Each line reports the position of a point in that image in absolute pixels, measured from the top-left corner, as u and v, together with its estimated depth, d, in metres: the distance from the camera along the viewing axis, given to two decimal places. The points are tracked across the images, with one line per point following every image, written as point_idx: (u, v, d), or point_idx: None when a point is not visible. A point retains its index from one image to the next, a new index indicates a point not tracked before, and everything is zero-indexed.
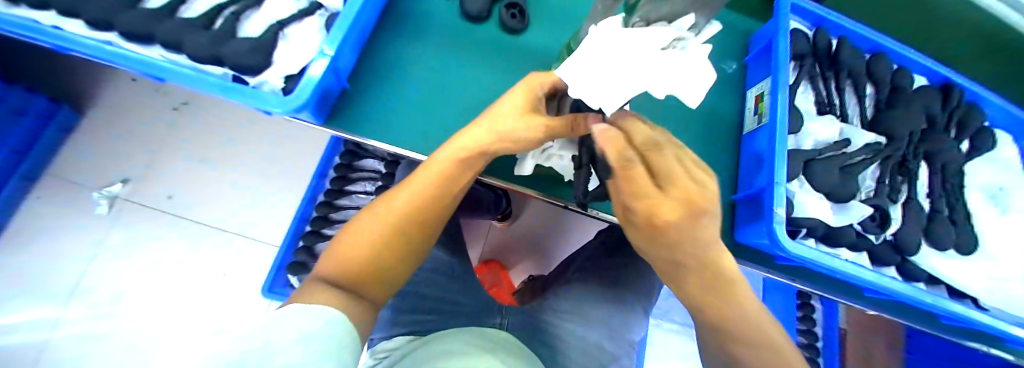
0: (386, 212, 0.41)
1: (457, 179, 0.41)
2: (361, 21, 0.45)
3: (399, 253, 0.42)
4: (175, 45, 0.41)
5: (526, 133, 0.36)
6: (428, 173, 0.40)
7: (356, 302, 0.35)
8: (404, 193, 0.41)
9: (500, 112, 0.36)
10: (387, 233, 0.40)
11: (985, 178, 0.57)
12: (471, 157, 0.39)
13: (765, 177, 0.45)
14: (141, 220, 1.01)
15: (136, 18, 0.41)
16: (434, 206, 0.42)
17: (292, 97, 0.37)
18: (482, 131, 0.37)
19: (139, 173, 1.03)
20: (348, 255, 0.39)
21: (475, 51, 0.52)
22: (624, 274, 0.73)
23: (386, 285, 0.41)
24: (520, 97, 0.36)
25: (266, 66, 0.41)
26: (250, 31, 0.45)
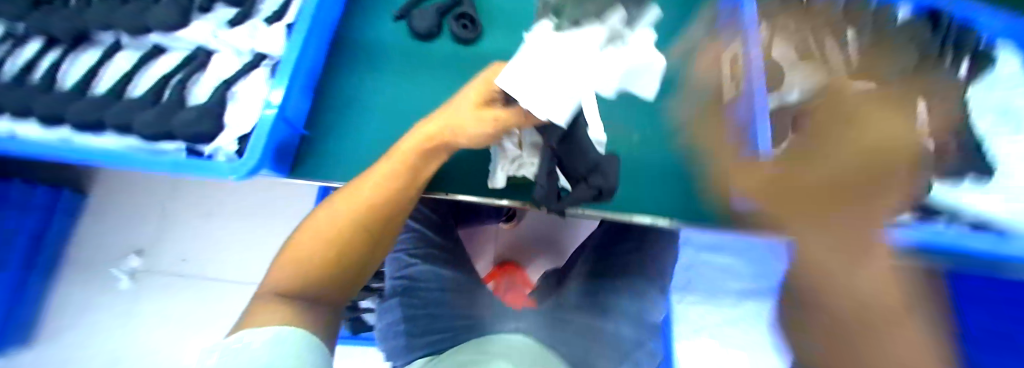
0: (344, 210, 0.38)
1: (421, 168, 0.39)
2: (304, 64, 0.43)
3: (362, 252, 0.39)
4: (125, 126, 0.41)
5: (475, 127, 0.33)
6: (390, 163, 0.38)
7: (309, 315, 0.35)
8: (366, 182, 0.38)
9: (457, 104, 0.35)
10: (349, 234, 0.37)
11: (993, 97, 0.52)
12: (431, 141, 0.37)
13: (751, 144, 0.42)
14: (165, 287, 1.02)
15: (88, 107, 0.42)
16: (400, 199, 0.39)
17: (245, 159, 0.37)
18: (438, 123, 0.36)
19: (149, 243, 1.04)
20: (301, 256, 0.37)
21: (431, 70, 0.50)
22: (629, 260, 0.69)
23: (337, 291, 0.38)
24: (475, 90, 0.34)
25: (218, 130, 0.41)
26: (198, 96, 0.44)
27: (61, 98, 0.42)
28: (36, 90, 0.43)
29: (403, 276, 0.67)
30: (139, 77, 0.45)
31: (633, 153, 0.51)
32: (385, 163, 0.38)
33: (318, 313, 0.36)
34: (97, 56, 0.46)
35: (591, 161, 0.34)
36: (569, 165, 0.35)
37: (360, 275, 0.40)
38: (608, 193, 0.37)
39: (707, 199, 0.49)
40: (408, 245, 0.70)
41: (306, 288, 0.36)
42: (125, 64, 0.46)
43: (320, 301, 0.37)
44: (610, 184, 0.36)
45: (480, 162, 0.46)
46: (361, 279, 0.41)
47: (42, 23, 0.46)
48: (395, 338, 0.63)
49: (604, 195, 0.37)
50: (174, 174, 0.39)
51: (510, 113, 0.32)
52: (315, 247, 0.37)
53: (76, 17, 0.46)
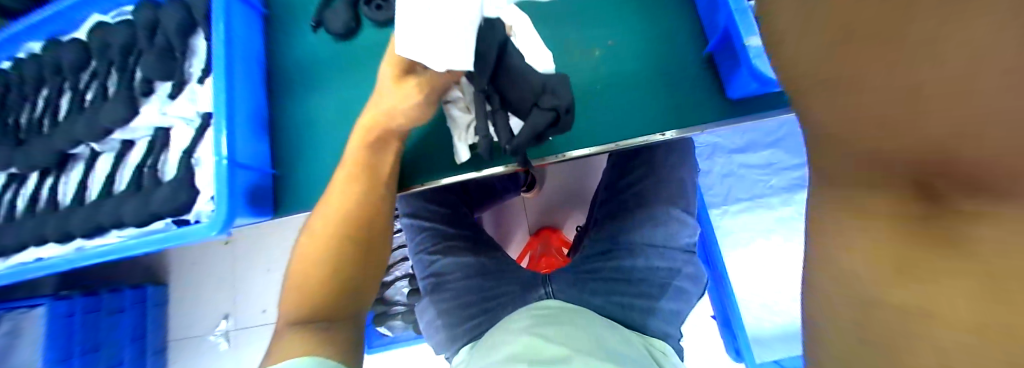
0: (320, 227, 0.37)
1: (376, 163, 0.37)
2: (240, 104, 0.44)
3: (354, 267, 0.37)
4: (119, 221, 0.43)
5: (402, 103, 0.33)
6: (344, 169, 0.37)
7: (321, 338, 0.34)
8: (329, 194, 0.37)
9: (379, 87, 0.34)
10: (330, 252, 0.36)
11: None
12: (372, 132, 0.36)
13: (723, 13, 0.36)
14: (255, 341, 1.02)
15: (86, 217, 0.44)
16: (369, 202, 0.37)
17: (215, 214, 0.39)
18: (370, 113, 0.35)
19: (232, 305, 1.04)
20: (297, 287, 0.36)
21: (367, 66, 0.48)
22: (644, 190, 0.64)
23: (346, 312, 0.37)
24: (387, 66, 0.33)
25: (194, 196, 0.42)
26: (169, 172, 0.45)
27: (65, 217, 0.46)
28: (45, 215, 0.47)
29: (431, 274, 0.68)
30: (119, 174, 0.47)
31: (603, 69, 0.45)
32: (340, 171, 0.37)
33: (333, 336, 0.34)
34: (81, 169, 0.49)
35: (532, 83, 0.29)
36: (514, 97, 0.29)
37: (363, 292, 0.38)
38: (567, 118, 0.29)
39: (700, 94, 0.43)
40: (426, 244, 0.70)
41: (313, 316, 0.35)
42: (104, 167, 0.48)
43: (333, 323, 0.35)
44: (565, 102, 0.29)
45: (443, 142, 0.44)
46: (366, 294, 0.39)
47: (27, 158, 0.49)
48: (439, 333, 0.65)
49: (566, 117, 0.29)
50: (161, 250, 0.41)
51: (426, 75, 0.32)
52: (307, 273, 0.36)
53: (49, 141, 0.49)
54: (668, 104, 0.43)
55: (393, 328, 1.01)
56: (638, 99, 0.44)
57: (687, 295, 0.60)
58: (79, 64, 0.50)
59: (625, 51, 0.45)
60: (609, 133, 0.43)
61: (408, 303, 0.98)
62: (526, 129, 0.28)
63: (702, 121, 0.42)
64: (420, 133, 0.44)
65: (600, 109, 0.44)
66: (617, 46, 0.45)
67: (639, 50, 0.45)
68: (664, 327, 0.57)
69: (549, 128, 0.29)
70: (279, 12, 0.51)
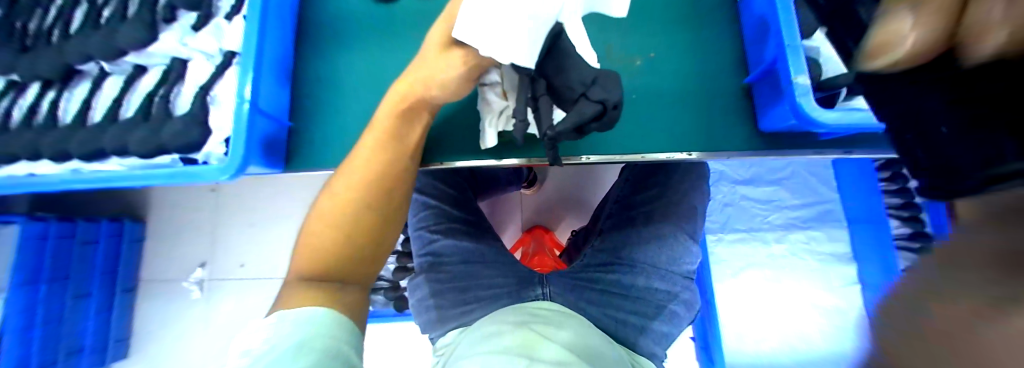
0: (341, 189, 0.36)
1: (405, 134, 0.37)
2: (268, 48, 0.42)
3: (372, 234, 0.36)
4: (120, 148, 0.41)
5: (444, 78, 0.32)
6: (372, 135, 0.36)
7: (328, 300, 0.33)
8: (354, 159, 0.37)
9: (425, 62, 0.33)
10: (349, 214, 0.35)
11: None
12: (406, 100, 0.35)
13: (775, 42, 0.36)
14: (228, 294, 1.00)
15: (88, 137, 0.43)
16: (392, 172, 0.36)
17: (228, 158, 0.37)
18: (411, 88, 0.34)
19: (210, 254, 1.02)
20: (308, 246, 0.36)
21: (402, 34, 0.47)
22: (652, 208, 0.65)
23: (354, 279, 0.36)
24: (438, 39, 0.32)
25: (207, 134, 0.40)
26: (182, 105, 0.43)
27: (67, 133, 0.44)
28: (43, 129, 0.45)
29: (428, 252, 0.68)
30: (127, 100, 0.45)
31: (641, 80, 0.45)
32: (369, 135, 0.36)
33: (347, 294, 0.35)
34: (88, 87, 0.47)
35: (581, 74, 0.28)
36: (559, 89, 0.29)
37: (372, 264, 0.37)
38: (613, 113, 0.28)
39: (734, 119, 0.43)
40: (428, 222, 0.70)
41: (320, 277, 0.35)
42: (113, 90, 0.46)
43: (346, 284, 0.35)
44: (614, 96, 0.28)
45: (471, 123, 0.43)
46: (374, 267, 0.38)
47: (31, 66, 0.46)
48: (427, 310, 0.66)
49: (610, 113, 0.28)
50: (168, 185, 0.40)
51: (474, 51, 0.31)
52: (324, 234, 0.35)
53: (56, 53, 0.46)
54: (700, 124, 0.43)
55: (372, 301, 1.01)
56: (670, 116, 0.44)
57: (679, 318, 0.60)
58: None
59: (665, 64, 0.45)
60: (635, 143, 0.43)
61: (391, 279, 0.98)
62: (570, 118, 0.27)
63: (730, 146, 0.43)
64: (450, 111, 0.43)
65: (632, 120, 0.44)
66: (658, 58, 0.45)
67: (678, 66, 0.45)
68: (652, 347, 0.58)
69: (591, 121, 0.28)
70: None
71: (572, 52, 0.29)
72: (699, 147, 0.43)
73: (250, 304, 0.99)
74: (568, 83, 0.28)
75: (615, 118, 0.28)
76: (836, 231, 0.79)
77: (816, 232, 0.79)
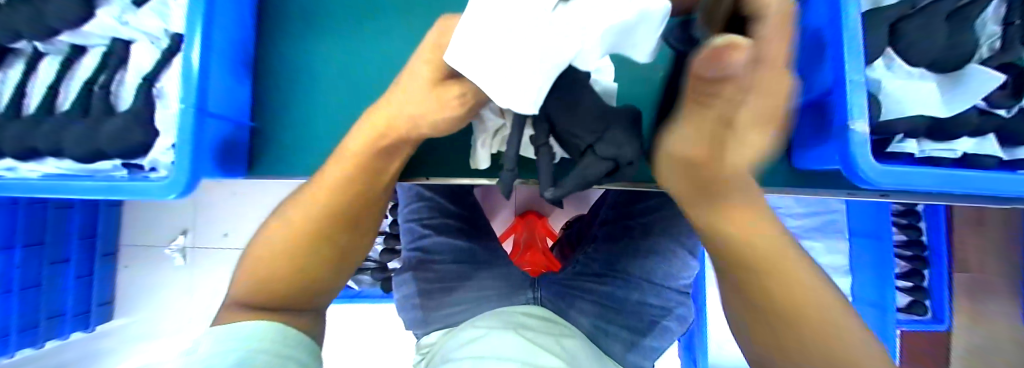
0: (310, 211, 0.33)
1: (382, 168, 0.34)
2: (217, 28, 0.34)
3: (326, 260, 0.35)
4: (55, 147, 0.36)
5: (433, 108, 0.28)
6: (343, 164, 0.32)
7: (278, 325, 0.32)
8: (317, 188, 0.33)
9: (410, 86, 0.29)
10: (313, 238, 0.33)
11: None
12: (386, 138, 0.31)
13: (830, 70, 0.31)
14: (216, 262, 1.02)
15: (15, 132, 0.37)
16: (367, 195, 0.34)
17: (174, 175, 0.32)
18: (390, 113, 0.30)
19: (192, 222, 1.02)
20: (260, 266, 0.34)
21: (385, 24, 0.41)
22: (652, 218, 0.63)
23: (306, 297, 0.35)
24: (426, 64, 0.28)
25: (150, 137, 0.35)
26: (126, 99, 0.37)
27: None
28: None
29: (417, 248, 0.67)
30: (67, 87, 0.40)
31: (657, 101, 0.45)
32: (334, 167, 0.33)
33: (300, 319, 0.34)
34: (20, 71, 0.40)
35: (596, 122, 0.24)
36: (564, 134, 0.26)
37: (321, 284, 0.36)
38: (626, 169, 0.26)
39: None
40: (419, 215, 0.69)
41: (264, 302, 0.33)
42: (48, 74, 0.40)
43: (299, 311, 0.35)
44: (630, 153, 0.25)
45: (466, 136, 0.38)
46: (326, 286, 0.37)
47: None
48: (409, 306, 0.65)
49: (624, 169, 0.26)
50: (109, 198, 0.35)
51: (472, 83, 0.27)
52: (274, 259, 0.33)
53: None
54: None
55: (360, 282, 1.00)
56: None
57: (670, 333, 0.59)
58: None
59: None
60: None
61: (380, 262, 0.97)
62: (575, 176, 0.25)
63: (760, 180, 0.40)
64: None
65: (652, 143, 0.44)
66: None
67: None
68: (639, 360, 0.57)
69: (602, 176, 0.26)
70: None
71: (585, 95, 0.25)
72: None
73: None
74: (580, 132, 0.24)
75: (628, 171, 0.27)
76: (834, 243, 0.77)
77: (815, 243, 0.78)
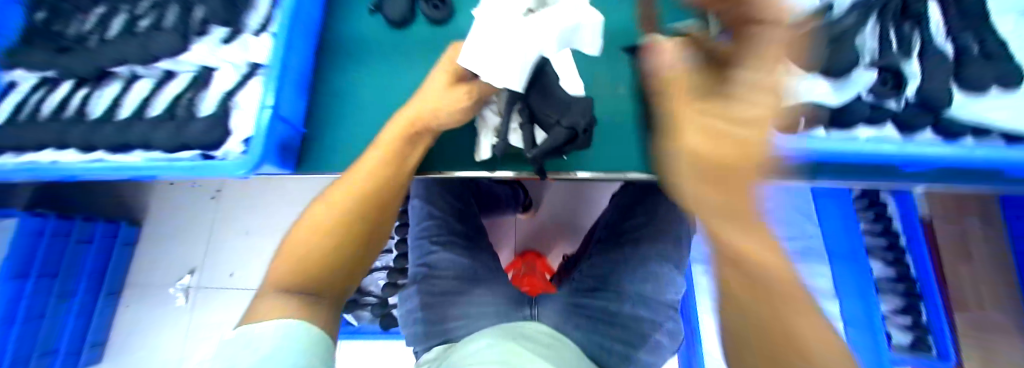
0: (347, 191, 0.37)
1: (407, 154, 0.40)
2: (292, 58, 0.46)
3: (359, 240, 0.37)
4: (145, 143, 0.45)
5: (451, 100, 0.37)
6: (378, 151, 0.39)
7: (310, 307, 0.34)
8: (357, 173, 0.38)
9: (428, 90, 0.39)
10: (349, 215, 0.36)
11: None
12: (413, 127, 0.39)
13: None
14: (215, 301, 0.98)
15: (114, 131, 0.47)
16: (396, 182, 0.39)
17: (247, 155, 0.40)
18: (417, 108, 0.38)
19: (201, 261, 1.01)
20: (299, 246, 0.36)
21: (410, 57, 0.52)
22: (641, 233, 0.68)
23: (338, 279, 0.36)
24: (444, 72, 0.38)
25: (227, 135, 0.44)
26: (205, 108, 0.47)
27: (93, 127, 0.48)
28: (71, 122, 0.49)
29: (423, 264, 0.70)
30: (154, 100, 0.50)
31: (625, 106, 0.50)
32: (373, 152, 0.39)
33: (313, 306, 0.34)
34: (117, 87, 0.52)
35: (559, 103, 0.34)
36: (541, 115, 0.35)
37: (351, 268, 0.37)
38: (583, 135, 0.35)
39: None
40: (426, 233, 0.73)
41: (305, 285, 0.35)
42: (141, 91, 0.51)
43: (320, 296, 0.35)
44: (584, 122, 0.34)
45: (464, 137, 0.47)
46: (352, 275, 0.38)
47: (67, 65, 0.52)
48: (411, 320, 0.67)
49: (582, 136, 0.35)
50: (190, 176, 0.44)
51: (476, 84, 0.38)
52: (311, 239, 0.35)
53: (93, 56, 0.52)
54: None
55: (360, 317, 1.01)
56: None
57: (661, 348, 0.61)
58: None
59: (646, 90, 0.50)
60: (617, 164, 0.48)
61: (381, 296, 0.99)
62: (547, 142, 0.34)
63: None
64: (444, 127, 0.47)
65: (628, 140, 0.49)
66: None
67: None
68: None
69: (566, 143, 0.35)
70: None
71: (554, 84, 0.35)
72: None
73: (227, 315, 0.96)
74: (546, 111, 0.35)
75: (587, 137, 0.36)
76: (824, 268, 0.76)
77: (801, 266, 0.77)
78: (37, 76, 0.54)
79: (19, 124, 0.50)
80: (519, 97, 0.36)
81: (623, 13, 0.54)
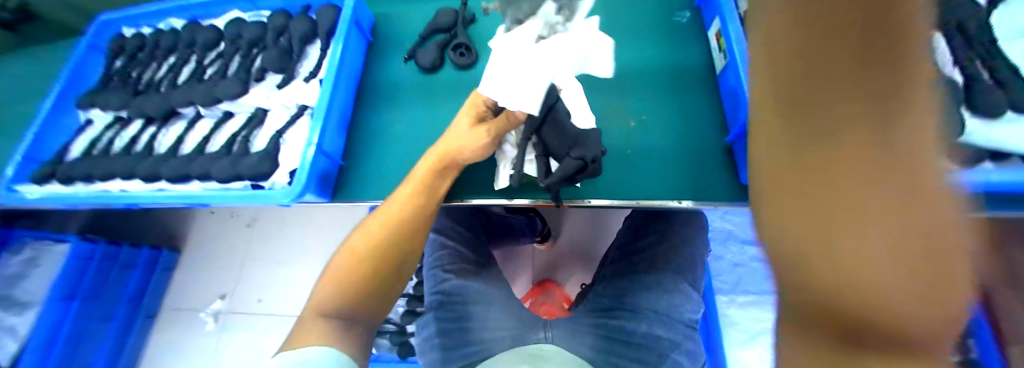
0: (387, 216, 0.41)
1: (437, 186, 0.44)
2: (336, 99, 0.52)
3: (394, 264, 0.40)
4: (205, 174, 0.51)
5: (475, 138, 0.41)
6: (411, 184, 0.43)
7: (345, 334, 0.35)
8: (393, 202, 0.42)
9: (455, 128, 0.43)
10: (386, 240, 0.40)
11: None
12: (441, 161, 0.43)
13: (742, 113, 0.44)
14: (242, 329, 1.00)
15: (178, 164, 0.53)
16: (425, 212, 0.42)
17: (293, 185, 0.45)
18: (446, 144, 0.43)
19: (231, 287, 1.04)
20: (340, 271, 0.38)
21: (438, 96, 0.57)
22: (651, 254, 0.69)
23: (375, 303, 0.39)
24: (468, 112, 0.42)
25: (275, 167, 0.49)
26: (258, 144, 0.53)
27: (160, 160, 0.55)
28: (142, 156, 0.56)
29: (439, 291, 0.71)
30: (214, 137, 0.56)
31: (638, 138, 0.53)
32: (406, 185, 0.43)
33: (348, 334, 0.36)
34: (182, 125, 0.59)
35: (570, 137, 0.38)
36: (553, 147, 0.39)
37: (388, 292, 0.40)
38: (594, 165, 0.37)
39: (719, 176, 0.50)
40: (442, 261, 0.75)
41: (344, 307, 0.37)
42: (203, 128, 0.58)
43: (353, 320, 0.37)
44: (593, 153, 0.37)
45: (485, 168, 0.51)
46: (388, 298, 0.40)
47: (141, 107, 0.60)
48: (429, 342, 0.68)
49: (592, 166, 0.38)
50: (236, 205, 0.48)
51: (495, 125, 0.40)
52: (351, 265, 0.38)
53: (164, 99, 0.60)
54: (686, 176, 0.51)
55: (379, 346, 1.02)
56: (660, 169, 0.51)
57: None
58: (211, 44, 0.63)
59: (657, 123, 0.53)
60: (631, 193, 0.50)
61: (400, 324, 1.00)
62: (559, 173, 0.37)
63: (715, 198, 0.49)
64: None
65: (641, 170, 0.51)
66: (650, 120, 0.53)
67: (676, 125, 0.53)
68: None
69: (577, 173, 0.38)
70: (381, 37, 0.61)
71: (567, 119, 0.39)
72: (691, 195, 0.49)
73: (251, 340, 0.98)
74: (560, 142, 0.38)
75: (598, 167, 0.38)
76: None
77: None
78: (109, 116, 0.62)
79: (96, 158, 0.57)
80: (531, 130, 0.39)
81: (634, 51, 0.58)
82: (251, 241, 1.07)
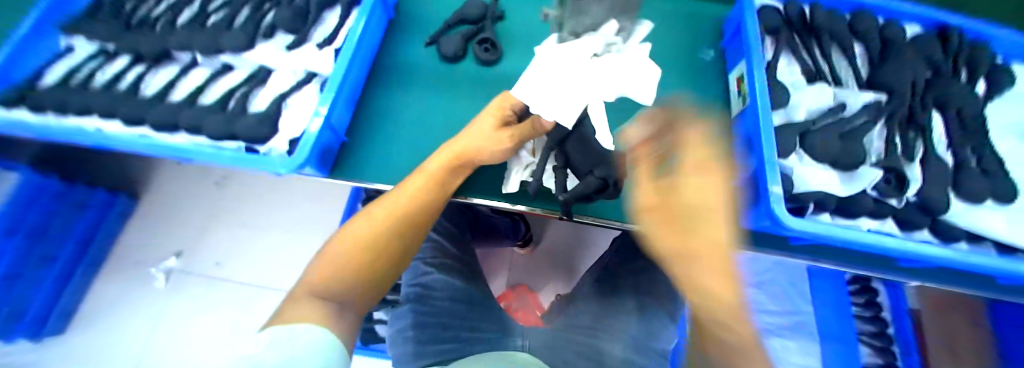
0: (395, 204, 0.40)
1: (449, 183, 0.43)
2: (352, 73, 0.50)
3: (393, 255, 0.39)
4: (195, 127, 0.48)
5: (496, 140, 0.40)
6: (422, 176, 0.41)
7: (340, 315, 0.33)
8: (402, 192, 0.40)
9: (477, 127, 0.42)
10: (390, 229, 0.38)
11: (999, 119, 0.52)
12: (457, 157, 0.42)
13: (756, 158, 0.45)
14: (200, 292, 0.94)
15: (166, 111, 0.49)
16: (431, 207, 0.41)
17: (295, 155, 0.42)
18: (464, 141, 0.41)
19: (190, 246, 0.98)
20: (337, 253, 0.37)
21: (455, 88, 0.55)
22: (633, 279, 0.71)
23: (367, 292, 0.37)
24: (493, 113, 0.41)
25: (274, 132, 0.46)
26: (258, 105, 0.50)
27: (145, 104, 0.51)
28: (125, 95, 0.52)
29: (418, 284, 0.70)
30: (209, 89, 0.53)
31: None
32: (417, 177, 0.41)
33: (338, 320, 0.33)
34: (176, 70, 0.55)
35: (595, 155, 0.39)
36: (576, 163, 0.40)
37: (383, 281, 0.39)
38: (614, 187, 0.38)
39: None
40: (425, 254, 0.72)
41: (337, 290, 0.35)
42: (199, 77, 0.54)
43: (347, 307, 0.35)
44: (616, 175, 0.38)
45: (494, 169, 0.50)
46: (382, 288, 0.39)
47: (133, 43, 0.56)
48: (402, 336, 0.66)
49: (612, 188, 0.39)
50: (224, 165, 0.45)
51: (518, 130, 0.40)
52: (349, 249, 0.37)
53: (160, 39, 0.56)
54: None
55: None
56: None
57: None
58: None
59: None
60: None
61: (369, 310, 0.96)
62: (579, 188, 0.38)
63: None
64: None
65: None
66: None
67: None
68: None
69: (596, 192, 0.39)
70: (404, 18, 0.59)
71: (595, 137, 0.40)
72: None
73: (208, 304, 0.93)
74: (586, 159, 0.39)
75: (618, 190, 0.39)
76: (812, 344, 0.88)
77: (791, 341, 0.88)
78: (94, 46, 0.57)
79: (71, 89, 0.52)
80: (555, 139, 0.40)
81: None
82: (223, 201, 1.01)
